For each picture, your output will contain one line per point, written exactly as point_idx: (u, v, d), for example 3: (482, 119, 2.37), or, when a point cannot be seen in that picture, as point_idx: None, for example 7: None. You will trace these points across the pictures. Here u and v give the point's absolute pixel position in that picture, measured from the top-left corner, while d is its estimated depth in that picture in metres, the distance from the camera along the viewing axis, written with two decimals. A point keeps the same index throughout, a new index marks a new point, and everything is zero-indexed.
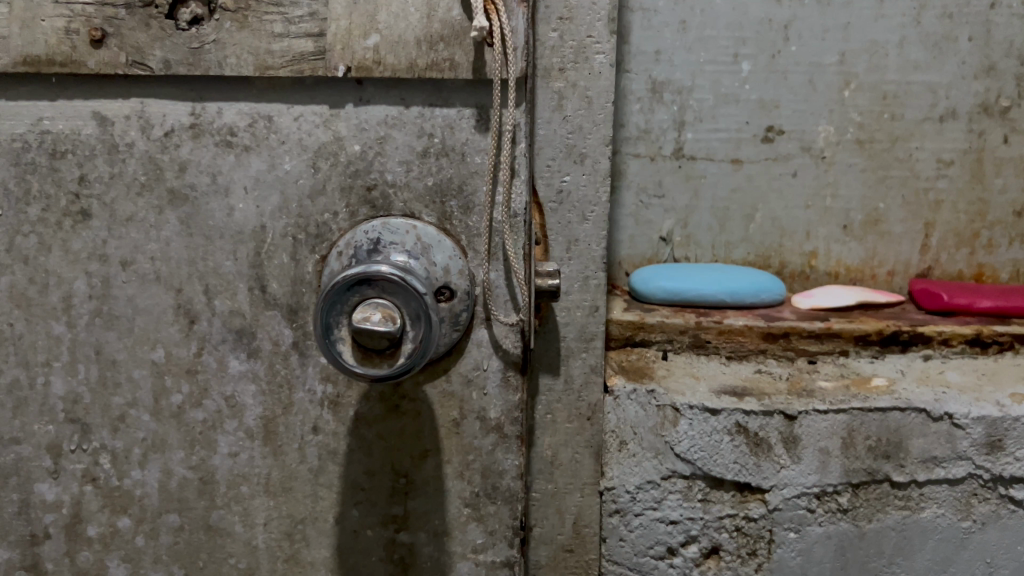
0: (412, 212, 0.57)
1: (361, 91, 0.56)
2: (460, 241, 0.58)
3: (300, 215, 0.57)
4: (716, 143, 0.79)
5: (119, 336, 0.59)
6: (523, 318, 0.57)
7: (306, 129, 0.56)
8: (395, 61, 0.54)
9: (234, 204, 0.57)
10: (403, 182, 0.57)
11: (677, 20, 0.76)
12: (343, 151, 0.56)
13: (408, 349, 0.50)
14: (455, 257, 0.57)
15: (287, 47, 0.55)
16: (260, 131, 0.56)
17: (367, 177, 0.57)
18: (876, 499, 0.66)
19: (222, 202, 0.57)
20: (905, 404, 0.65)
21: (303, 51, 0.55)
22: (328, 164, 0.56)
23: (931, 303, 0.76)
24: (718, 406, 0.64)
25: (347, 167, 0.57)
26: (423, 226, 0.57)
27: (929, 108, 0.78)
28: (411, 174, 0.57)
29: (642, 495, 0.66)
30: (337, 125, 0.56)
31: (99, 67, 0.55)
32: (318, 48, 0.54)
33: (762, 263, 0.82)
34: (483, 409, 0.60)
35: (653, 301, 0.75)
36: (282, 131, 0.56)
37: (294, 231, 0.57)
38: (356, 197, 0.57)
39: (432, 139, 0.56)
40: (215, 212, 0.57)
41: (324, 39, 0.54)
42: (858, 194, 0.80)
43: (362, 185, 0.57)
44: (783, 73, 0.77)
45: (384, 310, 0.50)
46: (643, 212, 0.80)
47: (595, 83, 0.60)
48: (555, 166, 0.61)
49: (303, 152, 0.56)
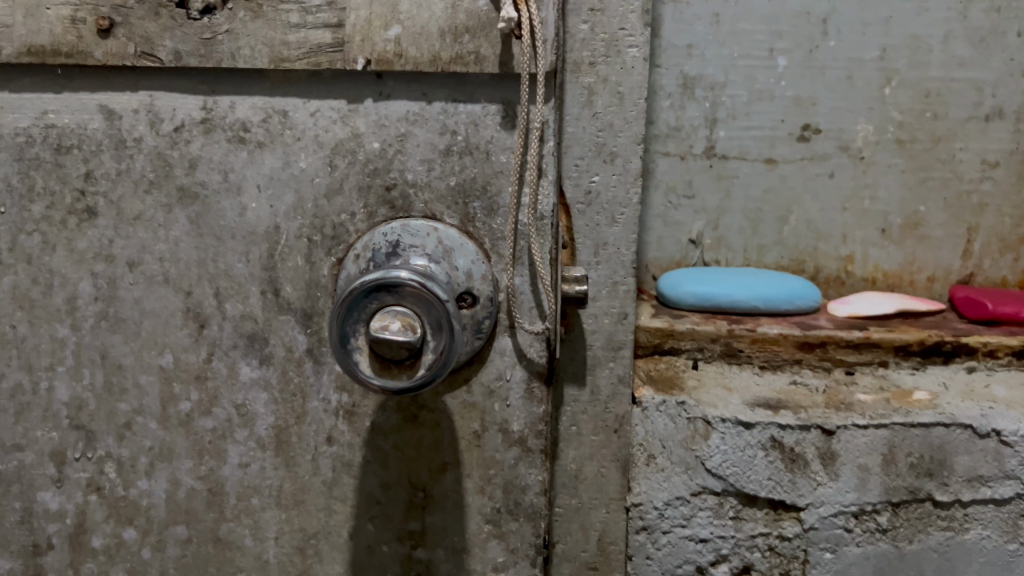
0: (433, 213, 0.54)
1: (382, 85, 0.53)
2: (483, 244, 0.55)
3: (315, 216, 0.54)
4: (750, 141, 0.75)
5: (126, 340, 0.57)
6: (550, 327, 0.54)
7: (323, 124, 0.53)
8: (418, 53, 0.51)
9: (247, 203, 0.54)
10: (424, 182, 0.54)
11: (711, 12, 0.72)
12: (361, 148, 0.53)
13: (429, 359, 0.47)
14: (478, 261, 0.54)
15: (303, 38, 0.52)
16: (275, 126, 0.53)
17: (387, 176, 0.54)
18: (917, 519, 0.63)
19: (234, 200, 0.54)
20: (950, 420, 0.61)
21: (321, 43, 0.52)
22: (345, 162, 0.54)
23: (975, 312, 0.72)
24: (752, 419, 0.61)
25: (365, 166, 0.54)
26: (445, 228, 0.54)
27: (973, 106, 0.75)
28: (433, 173, 0.54)
29: (671, 512, 0.63)
30: (355, 121, 0.53)
31: (106, 57, 0.52)
32: (336, 40, 0.52)
33: (796, 268, 0.79)
34: (505, 422, 0.57)
35: (683, 307, 0.71)
36: (297, 127, 0.53)
37: (309, 232, 0.55)
38: (375, 197, 0.54)
39: (455, 137, 0.53)
40: (227, 212, 0.55)
41: (342, 29, 0.52)
42: (897, 197, 0.77)
43: (382, 184, 0.54)
44: (820, 69, 0.74)
45: (405, 319, 0.47)
46: (672, 214, 0.77)
47: (627, 78, 0.57)
48: (583, 166, 0.58)
49: (320, 149, 0.54)
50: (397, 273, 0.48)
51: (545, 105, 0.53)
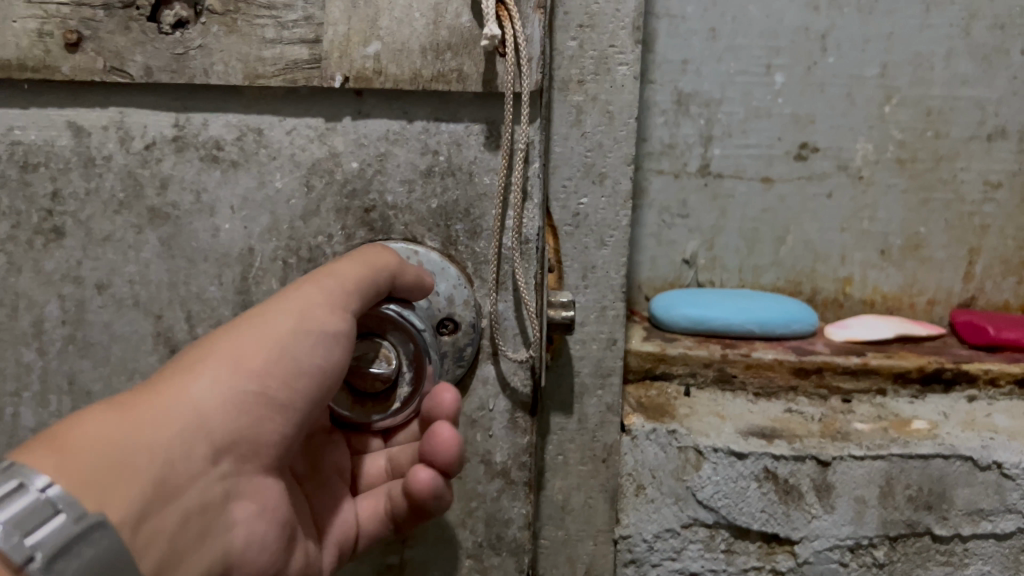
0: (413, 235, 0.53)
1: (361, 103, 0.52)
2: (465, 268, 0.53)
3: (291, 237, 0.53)
4: (746, 159, 0.73)
5: (95, 365, 0.55)
6: (534, 354, 0.52)
7: (299, 143, 0.52)
8: (399, 71, 0.50)
9: (220, 224, 0.53)
10: (404, 204, 0.52)
11: (707, 27, 0.70)
12: (339, 168, 0.52)
13: (403, 392, 0.51)
14: (461, 286, 0.53)
15: (279, 53, 0.50)
16: (250, 145, 0.52)
17: (366, 198, 0.53)
18: (916, 553, 0.61)
19: (207, 221, 0.53)
20: (950, 451, 0.59)
21: (297, 59, 0.50)
22: (322, 183, 0.52)
23: (976, 337, 0.70)
24: (745, 450, 0.58)
25: (344, 185, 0.52)
26: (426, 252, 0.52)
27: (975, 126, 0.73)
28: (413, 194, 0.52)
29: (661, 545, 0.61)
30: (334, 140, 0.52)
31: (74, 72, 0.50)
32: (314, 56, 0.50)
33: (793, 289, 0.77)
34: (488, 453, 0.56)
35: (675, 330, 0.69)
36: (273, 145, 0.52)
37: (285, 255, 0.53)
38: (353, 219, 0.53)
39: (436, 157, 0.52)
40: (200, 233, 0.53)
41: (320, 46, 0.50)
42: (897, 217, 0.75)
43: (360, 206, 0.53)
44: (819, 86, 0.72)
45: (393, 351, 0.50)
46: (666, 233, 0.75)
47: (617, 96, 0.55)
48: (571, 187, 0.56)
49: (297, 168, 0.52)
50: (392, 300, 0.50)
51: (531, 125, 0.52)
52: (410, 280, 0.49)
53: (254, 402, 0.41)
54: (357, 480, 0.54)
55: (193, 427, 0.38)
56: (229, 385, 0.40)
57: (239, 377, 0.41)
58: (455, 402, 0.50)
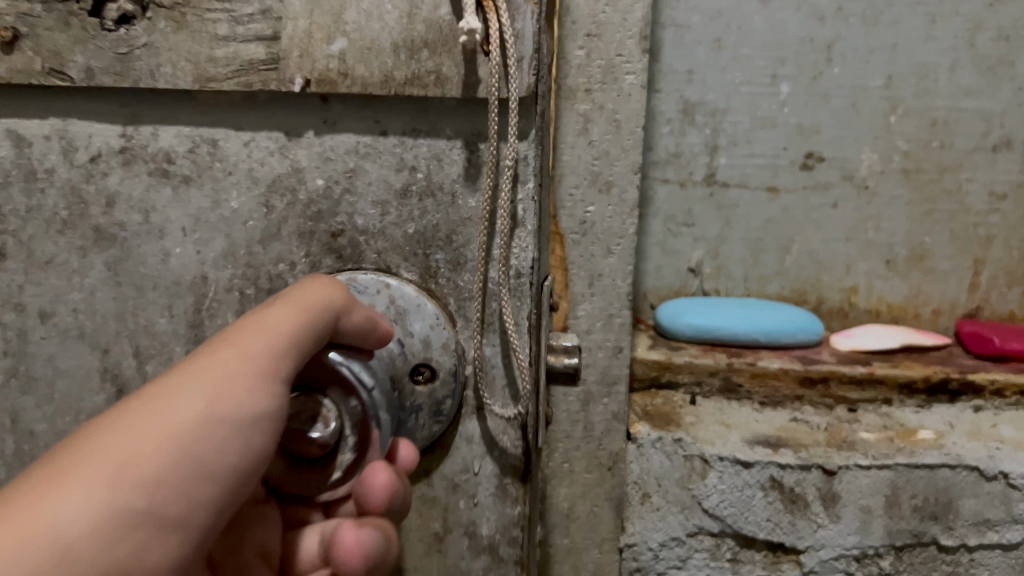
0: (388, 265, 0.51)
1: (327, 111, 0.49)
2: (447, 304, 0.51)
3: (248, 265, 0.51)
4: (752, 169, 0.74)
5: (38, 403, 0.54)
6: (523, 408, 0.51)
7: (258, 157, 0.50)
8: (368, 72, 0.47)
9: (170, 248, 0.51)
10: (376, 228, 0.50)
11: (712, 37, 0.71)
12: (302, 186, 0.50)
13: (345, 461, 0.43)
14: (438, 326, 0.50)
15: (232, 53, 0.47)
16: (202, 157, 0.50)
17: (332, 221, 0.51)
18: (921, 563, 0.61)
19: (156, 244, 0.51)
20: (956, 462, 0.58)
21: (253, 59, 0.47)
22: (283, 203, 0.50)
23: (981, 347, 0.70)
24: (751, 459, 0.58)
25: (308, 208, 0.50)
26: (399, 286, 0.50)
27: (980, 137, 0.73)
28: (386, 217, 0.50)
29: (666, 553, 0.62)
30: (296, 154, 0.50)
31: (11, 74, 0.48)
32: (271, 55, 0.47)
33: (797, 299, 0.77)
34: (472, 525, 0.54)
35: (680, 339, 0.69)
36: (229, 159, 0.50)
37: (241, 284, 0.52)
38: (318, 245, 0.51)
39: (414, 174, 0.49)
40: (149, 257, 0.52)
41: (278, 44, 0.47)
42: (902, 228, 0.75)
43: (327, 229, 0.51)
44: (824, 97, 0.72)
45: (332, 415, 0.42)
46: (671, 242, 0.75)
47: (623, 105, 0.55)
48: (578, 196, 0.56)
49: (254, 186, 0.50)
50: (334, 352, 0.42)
51: (526, 141, 0.48)
52: (357, 322, 0.44)
53: (146, 515, 0.32)
54: (289, 563, 0.46)
55: (60, 566, 0.29)
56: (107, 499, 0.31)
57: (121, 486, 0.32)
58: (388, 487, 0.43)
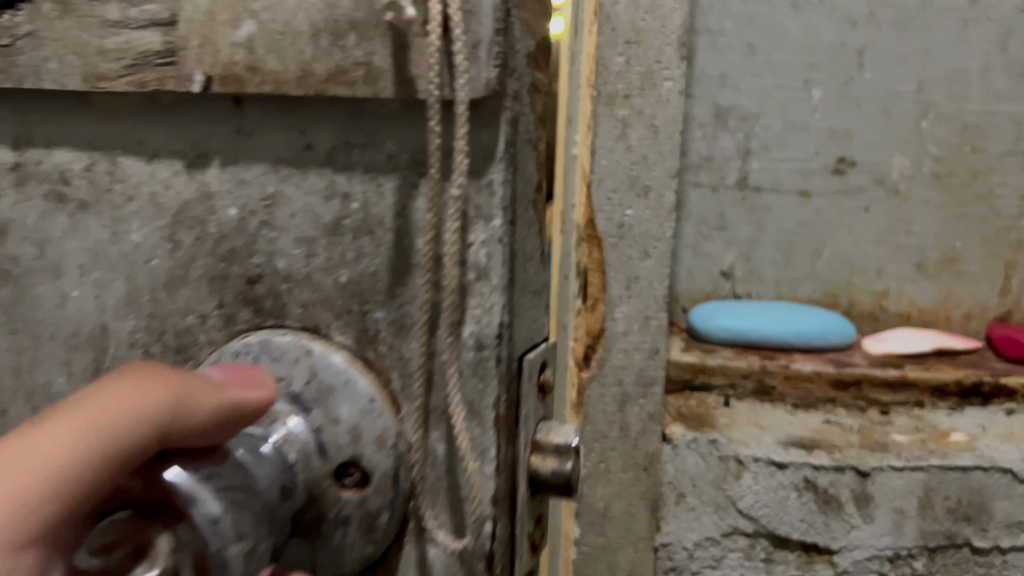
0: (317, 323, 0.30)
1: (240, 115, 0.31)
2: (391, 381, 0.30)
3: (151, 315, 0.33)
4: (784, 173, 0.74)
5: None
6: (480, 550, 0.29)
7: (160, 177, 0.32)
8: (280, 66, 0.28)
9: (67, 290, 0.34)
10: (301, 273, 0.30)
11: (744, 42, 0.72)
12: (213, 215, 0.31)
13: None
14: (374, 411, 0.29)
15: (121, 38, 0.31)
16: (101, 177, 0.33)
17: (248, 261, 0.31)
18: (954, 564, 0.61)
19: (50, 286, 0.34)
20: (989, 464, 0.59)
21: (143, 45, 0.30)
22: (190, 237, 0.32)
23: (1013, 351, 0.70)
24: (785, 460, 0.59)
25: (218, 242, 0.31)
26: (324, 353, 0.30)
27: (1013, 141, 0.73)
28: (313, 260, 0.30)
29: (700, 553, 0.62)
30: (204, 171, 0.31)
31: None
32: (166, 43, 0.30)
33: (829, 302, 0.77)
34: None
35: (713, 341, 0.71)
36: (127, 178, 0.33)
37: (146, 339, 0.33)
38: (232, 292, 0.32)
39: (348, 203, 0.29)
40: (43, 300, 0.34)
41: (175, 25, 0.30)
42: (932, 231, 0.75)
43: (241, 274, 0.31)
44: (856, 102, 0.73)
45: (164, 560, 0.21)
46: (703, 245, 0.76)
47: (662, 111, 0.57)
48: (616, 199, 0.58)
49: (157, 213, 0.32)
50: (171, 468, 0.22)
51: (489, 163, 0.28)
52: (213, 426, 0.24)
53: None
54: None
55: None
56: None
57: None
58: None
